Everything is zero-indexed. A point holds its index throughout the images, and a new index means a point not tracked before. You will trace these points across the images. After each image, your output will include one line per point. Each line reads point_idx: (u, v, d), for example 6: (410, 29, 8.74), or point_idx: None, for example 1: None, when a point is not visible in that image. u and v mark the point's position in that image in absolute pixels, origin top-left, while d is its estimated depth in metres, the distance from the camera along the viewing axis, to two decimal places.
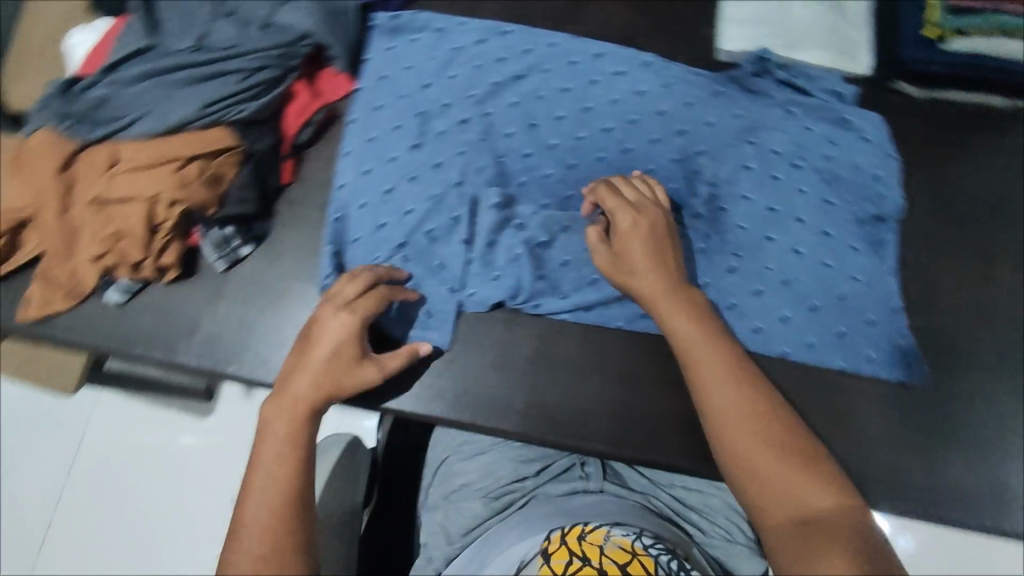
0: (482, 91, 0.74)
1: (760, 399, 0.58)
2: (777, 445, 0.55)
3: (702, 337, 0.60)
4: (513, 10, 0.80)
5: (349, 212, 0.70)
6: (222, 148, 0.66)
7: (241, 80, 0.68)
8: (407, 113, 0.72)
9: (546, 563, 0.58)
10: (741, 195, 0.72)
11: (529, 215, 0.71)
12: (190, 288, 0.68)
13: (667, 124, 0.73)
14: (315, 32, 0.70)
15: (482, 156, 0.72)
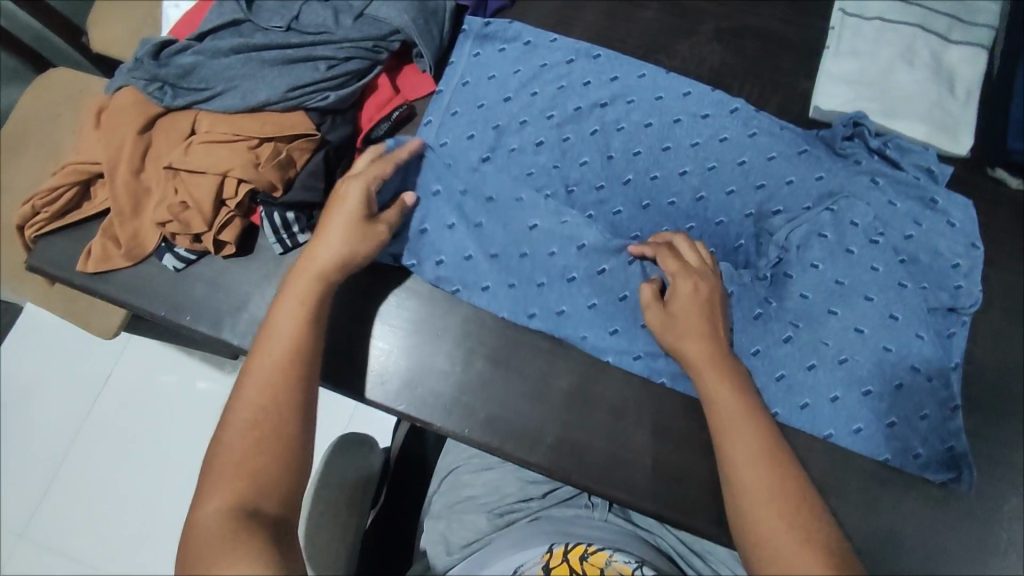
0: (562, 114, 0.71)
1: (785, 476, 0.52)
2: (795, 525, 0.49)
3: (735, 403, 0.55)
4: (607, 33, 0.76)
5: (415, 215, 0.68)
6: (300, 133, 0.66)
7: (328, 68, 0.67)
8: (480, 124, 0.71)
9: (543, 574, 0.59)
10: (810, 262, 0.66)
11: (589, 244, 0.67)
12: (246, 266, 0.68)
13: (746, 175, 0.69)
14: (407, 28, 0.69)
15: (548, 182, 0.70)
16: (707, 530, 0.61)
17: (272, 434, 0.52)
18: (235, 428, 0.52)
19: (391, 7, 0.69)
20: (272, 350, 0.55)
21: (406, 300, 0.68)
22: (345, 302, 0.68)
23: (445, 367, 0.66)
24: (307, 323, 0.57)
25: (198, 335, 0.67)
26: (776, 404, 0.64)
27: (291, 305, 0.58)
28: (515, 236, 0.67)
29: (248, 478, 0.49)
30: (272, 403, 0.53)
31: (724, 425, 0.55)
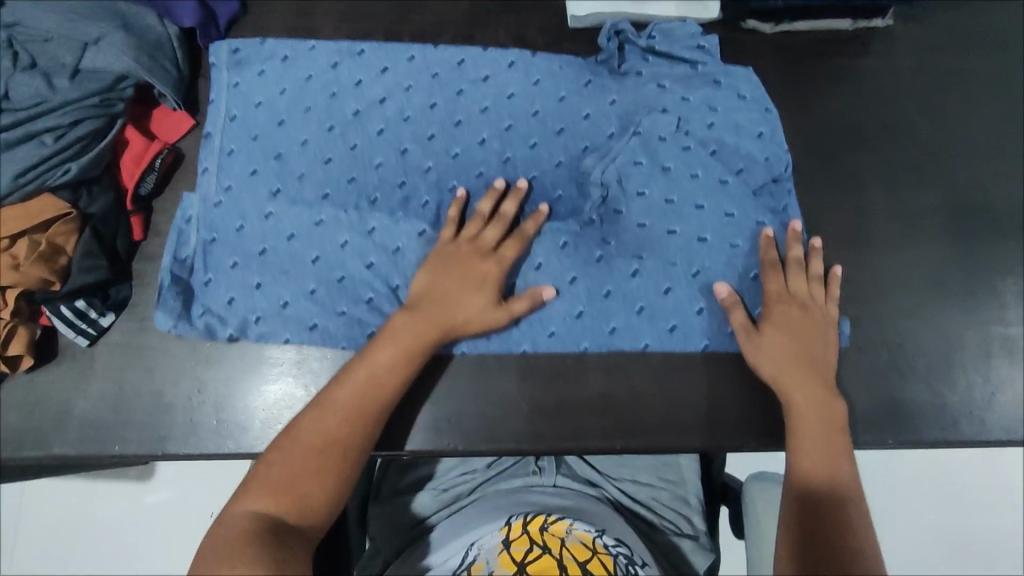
0: (342, 122, 0.67)
1: (827, 404, 0.58)
2: (833, 437, 0.57)
3: (816, 334, 0.61)
4: (350, 10, 0.73)
5: (220, 274, 0.64)
6: (54, 216, 0.60)
7: (58, 139, 0.61)
8: (257, 158, 0.66)
9: (506, 549, 0.60)
10: (635, 192, 0.66)
11: (409, 240, 0.64)
12: (55, 372, 0.63)
13: (544, 124, 0.68)
14: (134, 70, 0.64)
15: (346, 195, 0.66)
16: (598, 447, 0.63)
17: (341, 464, 0.52)
18: (301, 443, 0.52)
19: (106, 53, 0.64)
20: (362, 391, 0.56)
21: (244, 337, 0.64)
22: (175, 370, 0.63)
23: (301, 395, 0.63)
24: (408, 368, 0.58)
25: (31, 462, 0.61)
26: (630, 323, 0.64)
27: (396, 348, 0.57)
28: (326, 262, 0.64)
29: (292, 497, 0.50)
30: (349, 432, 0.54)
31: (780, 357, 0.60)
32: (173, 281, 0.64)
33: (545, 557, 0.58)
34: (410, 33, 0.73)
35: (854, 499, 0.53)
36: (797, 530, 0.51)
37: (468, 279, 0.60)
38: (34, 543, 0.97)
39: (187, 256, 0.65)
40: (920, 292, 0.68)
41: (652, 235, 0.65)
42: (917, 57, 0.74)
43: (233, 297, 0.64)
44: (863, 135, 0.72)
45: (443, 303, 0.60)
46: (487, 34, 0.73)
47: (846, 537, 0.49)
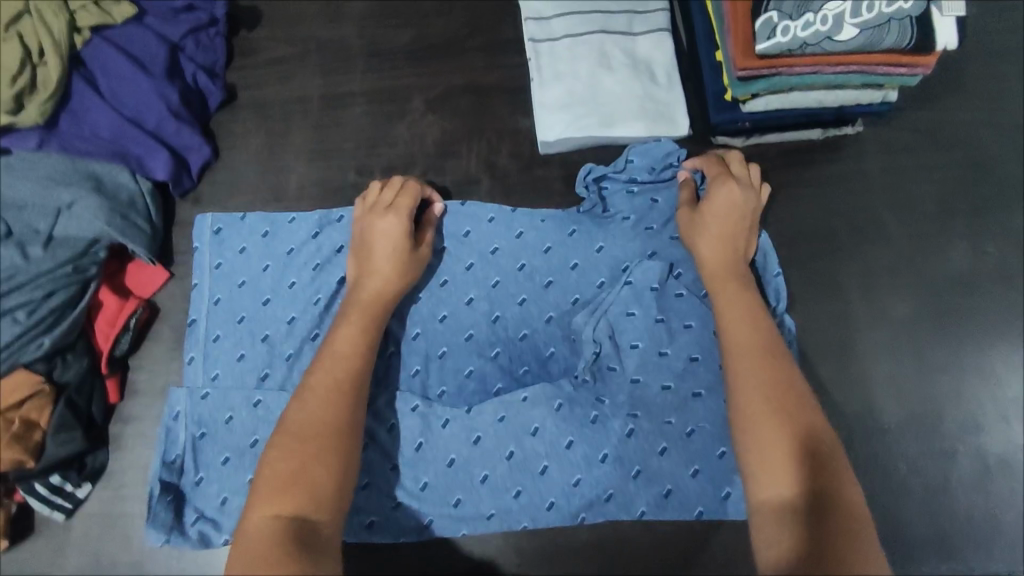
0: (327, 295, 0.65)
1: (769, 363, 0.52)
2: (772, 376, 0.51)
3: (750, 301, 0.58)
4: (322, 148, 0.74)
5: (211, 471, 0.61)
6: (25, 394, 0.59)
7: (31, 313, 0.61)
8: (242, 343, 0.65)
9: None
10: (629, 345, 0.63)
11: (404, 424, 0.62)
12: (33, 548, 0.61)
13: (533, 278, 0.67)
14: (106, 233, 0.64)
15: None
16: None
17: (326, 435, 0.50)
18: (290, 437, 0.49)
19: (80, 219, 0.64)
20: (327, 369, 0.54)
21: (228, 501, 0.60)
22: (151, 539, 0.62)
23: None
24: (373, 328, 0.58)
25: None
26: (635, 489, 0.62)
27: (326, 368, 0.54)
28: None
29: (302, 487, 0.47)
30: (334, 412, 0.51)
31: (726, 329, 0.56)
32: (163, 488, 0.60)
33: None
34: (381, 166, 0.73)
35: (835, 476, 0.46)
36: (782, 541, 0.44)
37: (390, 263, 0.61)
38: None
39: (176, 457, 0.61)
40: (908, 406, 0.67)
41: (651, 394, 0.62)
42: (888, 161, 0.74)
43: (226, 497, 0.60)
44: (840, 244, 0.71)
45: (368, 276, 0.61)
46: (458, 163, 0.74)
47: (839, 555, 0.41)
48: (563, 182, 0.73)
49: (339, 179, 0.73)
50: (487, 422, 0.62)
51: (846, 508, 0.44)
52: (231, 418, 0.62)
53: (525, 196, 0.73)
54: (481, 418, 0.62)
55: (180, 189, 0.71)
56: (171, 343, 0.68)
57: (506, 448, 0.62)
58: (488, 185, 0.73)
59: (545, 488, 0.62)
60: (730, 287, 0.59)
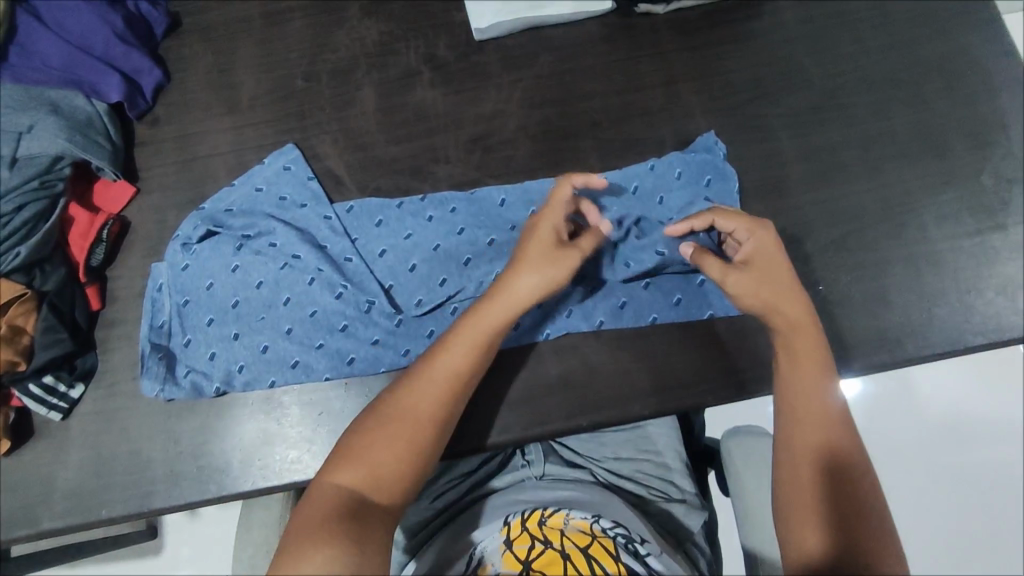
0: (294, 171, 0.72)
1: (819, 364, 0.60)
2: (816, 368, 0.60)
3: (826, 365, 0.60)
4: (268, 61, 0.77)
5: (198, 333, 0.67)
6: (9, 299, 0.63)
7: (5, 224, 0.64)
8: (213, 223, 0.69)
9: (510, 548, 0.64)
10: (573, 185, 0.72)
11: (372, 271, 0.68)
12: (33, 450, 0.64)
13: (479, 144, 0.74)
14: (68, 149, 0.68)
15: (304, 238, 0.69)
16: (568, 425, 0.65)
17: (432, 409, 0.57)
18: (355, 449, 0.55)
19: (39, 139, 0.67)
20: (422, 399, 0.57)
21: (217, 354, 0.66)
22: (148, 426, 0.65)
23: (274, 428, 0.65)
24: (478, 360, 0.59)
25: (21, 541, 0.63)
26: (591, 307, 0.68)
27: (469, 342, 0.58)
28: (302, 306, 0.67)
29: (369, 471, 0.54)
30: (442, 408, 0.57)
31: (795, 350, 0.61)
32: (154, 348, 0.66)
33: (550, 553, 0.62)
34: (326, 71, 0.76)
35: (846, 431, 0.58)
36: (812, 512, 0.54)
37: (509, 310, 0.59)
38: None
39: (163, 322, 0.68)
40: (841, 225, 0.71)
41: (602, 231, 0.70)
42: (803, 12, 0.78)
43: (214, 352, 0.66)
44: (765, 91, 0.76)
45: (513, 275, 0.60)
46: (399, 59, 0.77)
47: (850, 510, 0.54)
48: (500, 65, 0.77)
49: (287, 87, 0.76)
50: (452, 266, 0.69)
51: (857, 478, 0.56)
52: (213, 286, 0.68)
53: (466, 81, 0.76)
54: (445, 261, 0.69)
55: (136, 111, 0.74)
56: (145, 252, 0.71)
57: (471, 284, 0.68)
58: (430, 76, 0.76)
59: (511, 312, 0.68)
60: (794, 309, 0.61)
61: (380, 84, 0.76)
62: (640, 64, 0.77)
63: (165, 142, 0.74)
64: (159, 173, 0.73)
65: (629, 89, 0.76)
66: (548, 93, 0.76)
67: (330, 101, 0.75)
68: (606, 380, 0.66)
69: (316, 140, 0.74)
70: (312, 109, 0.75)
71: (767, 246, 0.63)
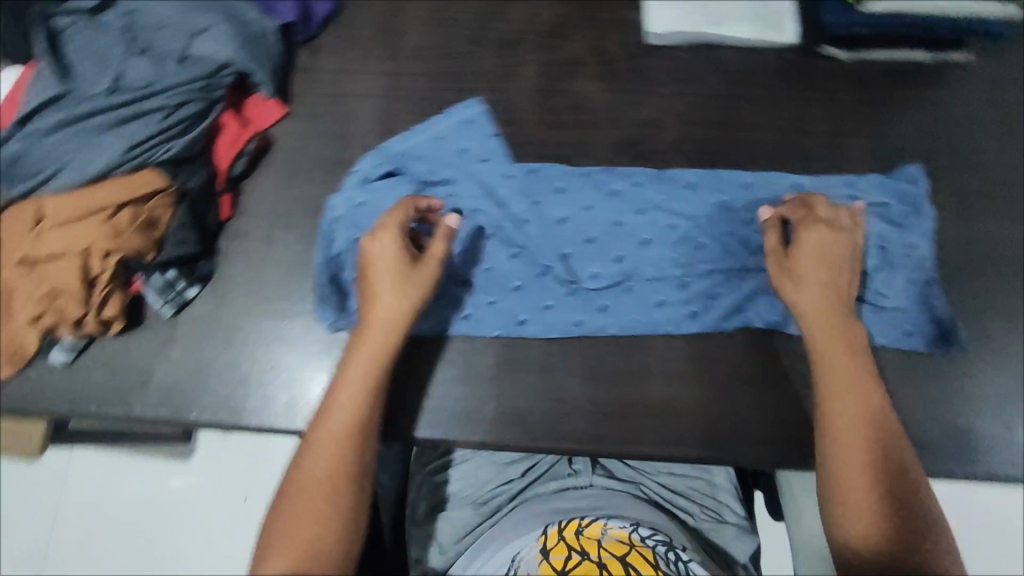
0: (445, 121, 0.70)
1: (860, 375, 0.58)
2: (852, 389, 0.57)
3: (861, 374, 0.58)
4: (438, 15, 0.76)
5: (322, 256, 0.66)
6: (153, 191, 0.64)
7: (165, 117, 0.65)
8: (396, 164, 0.69)
9: (546, 559, 0.61)
10: (722, 201, 0.70)
11: (504, 235, 0.68)
12: (139, 339, 0.66)
13: (628, 149, 0.72)
14: (236, 59, 0.68)
15: (475, 200, 0.68)
16: (658, 451, 0.63)
17: (326, 491, 0.55)
18: (290, 529, 0.53)
19: (212, 42, 0.68)
20: (308, 481, 0.55)
21: (338, 281, 0.66)
22: (251, 345, 0.66)
23: None
24: (365, 398, 0.58)
25: (111, 421, 0.64)
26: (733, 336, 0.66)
27: (333, 443, 0.56)
28: (450, 268, 0.67)
29: (308, 553, 0.52)
30: (333, 477, 0.55)
31: (826, 368, 0.58)
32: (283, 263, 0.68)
33: (587, 565, 0.59)
34: (494, 39, 0.76)
35: (889, 440, 0.55)
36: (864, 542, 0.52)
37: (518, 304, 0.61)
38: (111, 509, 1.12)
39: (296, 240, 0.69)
40: (984, 321, 0.68)
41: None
42: (993, 94, 0.74)
43: (335, 278, 0.66)
44: (934, 165, 0.72)
45: (371, 320, 0.60)
46: (568, 45, 0.76)
47: (906, 532, 0.52)
48: (667, 74, 0.75)
49: (452, 46, 0.75)
50: (605, 261, 0.68)
51: (912, 491, 0.54)
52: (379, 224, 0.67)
53: (629, 83, 0.74)
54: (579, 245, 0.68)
55: (304, 35, 0.74)
56: (281, 174, 0.71)
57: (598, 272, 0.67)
58: (595, 69, 0.75)
59: (653, 321, 0.66)
60: (818, 331, 0.59)
61: (543, 65, 0.75)
62: (810, 107, 0.74)
63: (323, 72, 0.74)
64: (311, 101, 0.73)
65: (794, 129, 0.73)
66: (709, 114, 0.74)
67: (491, 71, 0.74)
68: (704, 417, 0.64)
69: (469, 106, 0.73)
70: (472, 73, 0.74)
71: (822, 239, 0.62)
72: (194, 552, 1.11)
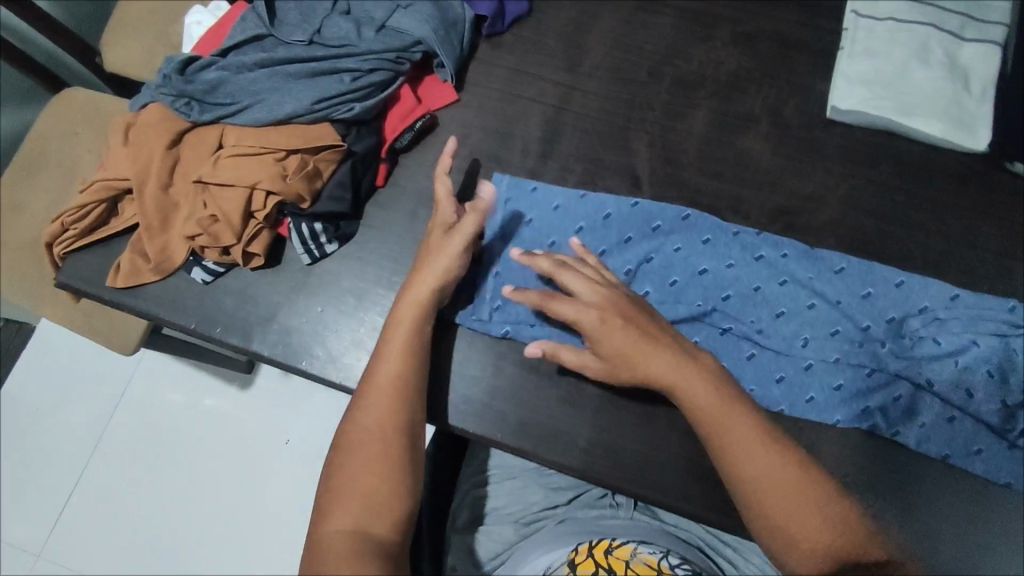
0: (601, 154, 0.72)
1: (749, 426, 0.52)
2: (739, 433, 0.51)
3: (773, 415, 0.52)
4: (623, 40, 0.77)
5: None
6: (326, 144, 0.67)
7: (354, 79, 0.68)
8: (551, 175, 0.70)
9: (573, 571, 0.67)
10: (865, 295, 0.66)
11: (636, 269, 0.67)
12: (272, 278, 0.68)
13: (781, 218, 0.70)
14: (430, 38, 0.70)
15: (618, 232, 0.69)
16: (743, 529, 0.61)
17: (383, 448, 0.54)
18: (349, 486, 0.52)
19: (412, 19, 0.71)
20: (369, 436, 0.54)
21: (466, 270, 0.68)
22: (372, 312, 0.68)
23: (476, 373, 0.66)
24: (412, 366, 0.58)
25: (229, 348, 0.67)
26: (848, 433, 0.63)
27: (382, 401, 0.56)
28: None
29: (372, 513, 0.51)
30: (389, 430, 0.55)
31: (723, 408, 0.53)
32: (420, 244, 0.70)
33: None
34: (672, 76, 0.75)
35: (814, 498, 0.48)
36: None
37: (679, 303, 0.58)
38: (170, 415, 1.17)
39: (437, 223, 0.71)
40: None
41: (907, 365, 0.63)
42: None
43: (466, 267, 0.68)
44: None
45: (411, 292, 0.61)
46: (744, 99, 0.75)
47: None
48: (839, 152, 0.73)
49: (629, 72, 0.75)
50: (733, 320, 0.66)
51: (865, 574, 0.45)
52: (522, 234, 0.69)
53: (797, 152, 0.73)
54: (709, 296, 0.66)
55: (491, 30, 0.76)
56: (438, 156, 0.72)
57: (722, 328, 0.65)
58: (766, 129, 0.74)
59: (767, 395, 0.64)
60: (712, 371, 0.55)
61: (715, 113, 0.74)
62: (984, 221, 0.70)
63: (499, 69, 0.76)
64: (482, 93, 0.75)
65: (961, 240, 0.70)
66: (873, 202, 0.71)
67: (662, 106, 0.74)
68: None
69: (633, 135, 0.73)
70: (643, 105, 0.74)
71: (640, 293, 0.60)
72: (227, 479, 1.14)
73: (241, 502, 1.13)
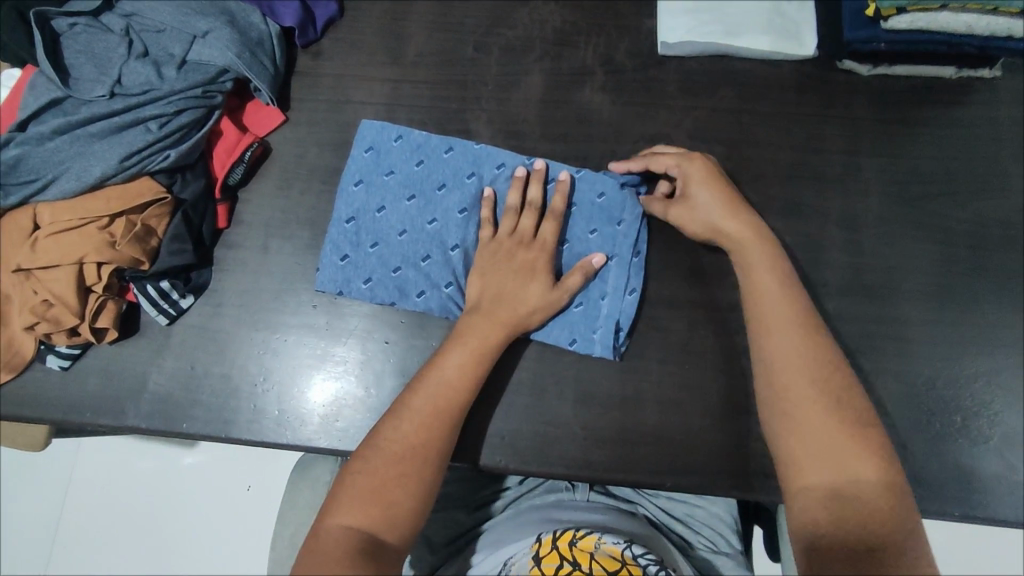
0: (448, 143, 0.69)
1: (814, 355, 0.56)
2: (801, 359, 0.56)
3: (833, 389, 0.55)
4: (444, 19, 0.74)
5: (300, 257, 0.68)
6: (150, 199, 0.64)
7: (162, 125, 0.64)
8: (385, 166, 0.68)
9: (535, 565, 0.59)
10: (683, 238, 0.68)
11: (464, 254, 0.66)
12: (134, 346, 0.66)
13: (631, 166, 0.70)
14: (235, 65, 0.67)
15: (382, 196, 0.67)
16: (651, 481, 0.62)
17: (448, 406, 0.57)
18: (386, 453, 0.55)
19: (211, 46, 0.67)
20: (436, 392, 0.58)
21: (319, 299, 0.67)
22: (243, 356, 0.65)
23: (360, 394, 0.64)
24: (489, 350, 0.60)
25: (104, 429, 0.64)
26: (726, 363, 0.64)
27: (466, 350, 0.59)
28: (352, 263, 0.66)
29: (380, 508, 0.53)
30: (426, 426, 0.56)
31: (778, 356, 0.57)
32: (281, 277, 0.68)
33: None
34: (498, 46, 0.73)
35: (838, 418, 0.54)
36: (817, 530, 0.50)
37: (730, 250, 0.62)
38: (109, 497, 1.12)
39: (270, 244, 0.68)
40: (996, 354, 0.65)
41: (696, 288, 0.67)
42: (1023, 112, 0.70)
43: (302, 286, 0.67)
44: (954, 189, 0.69)
45: (494, 288, 0.62)
46: (575, 53, 0.73)
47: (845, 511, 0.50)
48: (677, 86, 0.72)
49: (455, 52, 0.73)
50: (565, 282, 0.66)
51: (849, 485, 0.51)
52: (365, 238, 0.66)
53: (637, 94, 0.72)
54: None
55: (304, 39, 0.73)
56: (278, 183, 0.70)
57: None
58: (602, 79, 0.72)
59: (589, 348, 0.64)
60: (778, 330, 0.57)
61: (549, 74, 0.72)
62: (826, 125, 0.70)
63: (323, 78, 0.73)
64: (310, 107, 0.72)
65: (808, 147, 0.70)
66: (719, 128, 0.71)
67: (495, 79, 0.72)
68: (699, 450, 0.62)
69: (471, 116, 0.71)
70: (475, 81, 0.72)
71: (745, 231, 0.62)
72: (192, 547, 1.10)
73: (213, 563, 1.09)
